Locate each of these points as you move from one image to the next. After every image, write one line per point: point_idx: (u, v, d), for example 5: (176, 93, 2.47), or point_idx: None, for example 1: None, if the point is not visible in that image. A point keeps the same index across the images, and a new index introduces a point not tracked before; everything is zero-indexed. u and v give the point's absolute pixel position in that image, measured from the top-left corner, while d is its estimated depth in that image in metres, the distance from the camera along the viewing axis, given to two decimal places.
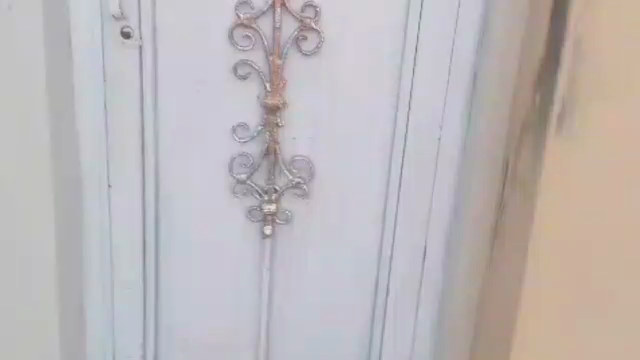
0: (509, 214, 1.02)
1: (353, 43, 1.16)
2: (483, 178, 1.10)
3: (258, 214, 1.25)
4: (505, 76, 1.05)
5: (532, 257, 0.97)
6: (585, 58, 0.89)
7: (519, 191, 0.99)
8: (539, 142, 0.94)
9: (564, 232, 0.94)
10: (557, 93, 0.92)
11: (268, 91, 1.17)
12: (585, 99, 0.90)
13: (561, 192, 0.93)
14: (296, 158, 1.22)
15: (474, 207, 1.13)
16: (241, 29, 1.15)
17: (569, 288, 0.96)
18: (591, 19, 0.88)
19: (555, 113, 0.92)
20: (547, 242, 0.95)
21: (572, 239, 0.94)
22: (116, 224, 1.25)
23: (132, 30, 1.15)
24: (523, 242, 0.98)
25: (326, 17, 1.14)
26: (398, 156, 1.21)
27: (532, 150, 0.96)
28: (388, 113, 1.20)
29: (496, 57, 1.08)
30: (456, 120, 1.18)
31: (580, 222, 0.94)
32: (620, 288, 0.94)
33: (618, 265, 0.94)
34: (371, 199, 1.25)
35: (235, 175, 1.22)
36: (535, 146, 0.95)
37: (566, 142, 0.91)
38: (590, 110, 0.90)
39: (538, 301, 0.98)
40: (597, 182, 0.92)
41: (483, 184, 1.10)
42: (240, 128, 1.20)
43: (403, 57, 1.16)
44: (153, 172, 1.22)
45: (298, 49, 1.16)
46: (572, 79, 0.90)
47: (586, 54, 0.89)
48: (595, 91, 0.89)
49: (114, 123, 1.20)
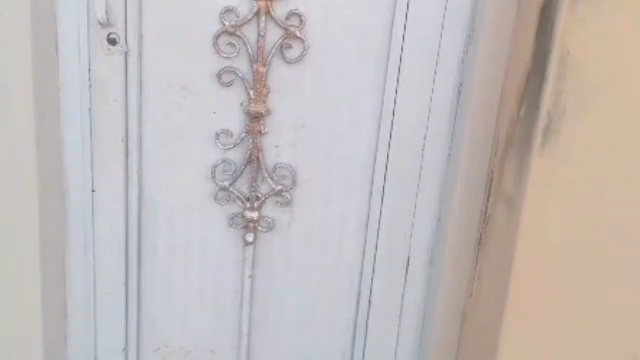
0: (494, 223, 1.03)
1: (337, 52, 1.17)
2: (464, 190, 1.12)
3: (240, 221, 1.25)
4: (493, 87, 1.07)
5: (516, 273, 0.97)
6: (576, 70, 0.90)
7: (505, 201, 0.99)
8: (525, 153, 0.95)
9: (552, 241, 0.95)
10: (542, 107, 0.92)
11: (252, 98, 1.18)
12: (573, 115, 0.91)
13: (549, 201, 0.94)
14: (279, 166, 1.22)
15: (452, 216, 1.14)
16: (225, 36, 1.16)
17: (559, 294, 0.98)
18: (582, 30, 0.89)
19: (539, 128, 0.92)
20: (536, 250, 0.96)
21: (563, 246, 0.96)
22: (99, 227, 1.26)
23: (118, 36, 1.16)
24: (508, 251, 0.98)
25: (311, 26, 1.16)
26: (382, 165, 1.22)
27: (519, 162, 0.96)
28: (372, 123, 1.21)
29: (482, 69, 1.07)
30: (439, 131, 1.20)
31: (572, 230, 0.95)
32: (608, 298, 0.97)
33: (611, 273, 0.96)
34: (354, 207, 1.26)
35: (218, 182, 1.23)
36: (521, 156, 0.96)
37: (554, 158, 0.92)
38: (575, 128, 0.91)
39: (525, 314, 0.99)
40: (587, 197, 0.93)
41: (462, 199, 1.12)
42: (223, 135, 1.21)
43: (387, 67, 1.17)
44: (136, 177, 1.23)
45: (282, 57, 1.17)
46: (558, 94, 0.91)
47: (575, 67, 0.90)
48: (586, 101, 0.90)
49: (99, 128, 1.20)
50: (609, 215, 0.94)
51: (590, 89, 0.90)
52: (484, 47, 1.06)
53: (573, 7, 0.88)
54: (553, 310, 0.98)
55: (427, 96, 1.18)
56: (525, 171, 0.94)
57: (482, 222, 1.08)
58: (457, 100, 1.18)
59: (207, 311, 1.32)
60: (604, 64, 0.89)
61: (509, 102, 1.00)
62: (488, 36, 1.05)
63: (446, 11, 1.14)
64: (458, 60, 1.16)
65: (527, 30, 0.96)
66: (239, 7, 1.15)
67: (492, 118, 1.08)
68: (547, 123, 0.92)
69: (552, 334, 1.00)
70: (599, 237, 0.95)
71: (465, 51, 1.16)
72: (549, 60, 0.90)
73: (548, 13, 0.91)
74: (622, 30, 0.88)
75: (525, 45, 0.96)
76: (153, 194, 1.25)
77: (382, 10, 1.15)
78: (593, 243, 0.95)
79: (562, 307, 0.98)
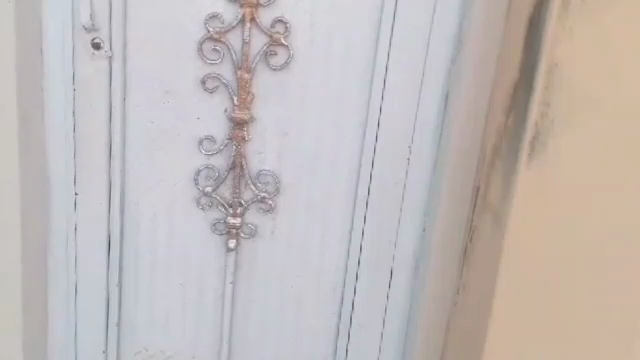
0: (480, 231, 1.03)
1: (321, 59, 1.17)
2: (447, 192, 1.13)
3: (223, 227, 1.25)
4: (480, 95, 1.07)
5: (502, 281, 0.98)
6: (565, 83, 0.90)
7: (492, 212, 1.00)
8: (513, 162, 0.95)
9: (539, 249, 0.96)
10: (530, 116, 0.93)
11: (236, 105, 1.18)
12: (562, 127, 0.91)
13: (537, 209, 0.94)
14: (262, 173, 1.23)
15: (440, 216, 1.15)
16: (210, 42, 1.16)
17: (548, 302, 0.98)
18: (572, 41, 0.89)
19: (527, 141, 0.93)
20: (523, 258, 0.96)
21: (552, 255, 0.96)
22: (81, 232, 1.25)
23: (102, 41, 1.15)
24: (495, 258, 0.98)
25: (296, 33, 1.16)
26: (366, 172, 1.22)
27: (507, 170, 0.97)
28: (357, 131, 1.21)
29: (468, 70, 1.08)
30: (425, 139, 1.20)
31: (560, 239, 0.95)
32: (595, 308, 0.97)
33: (600, 284, 0.96)
34: (338, 214, 1.26)
35: (201, 187, 1.23)
36: (508, 166, 0.96)
37: (542, 168, 0.93)
38: (563, 141, 0.92)
39: (510, 319, 0.99)
40: (573, 206, 0.94)
41: (445, 202, 1.13)
42: (207, 141, 1.21)
43: (373, 75, 1.17)
44: (119, 180, 1.23)
45: (267, 63, 1.17)
46: (546, 106, 0.92)
47: (563, 80, 0.90)
48: (573, 113, 0.91)
49: (82, 132, 1.20)
50: (597, 225, 0.94)
51: (580, 100, 0.90)
52: (472, 50, 1.07)
53: (563, 16, 0.88)
54: (540, 317, 0.99)
55: (415, 103, 1.18)
56: (513, 181, 0.95)
57: (468, 232, 1.07)
58: (444, 108, 1.18)
59: (189, 316, 1.31)
60: (592, 76, 0.89)
61: (496, 114, 1.00)
62: (475, 38, 1.07)
63: (433, 20, 1.14)
64: (445, 68, 1.16)
65: (516, 40, 0.96)
66: (224, 13, 1.15)
67: (479, 125, 1.08)
68: (535, 133, 0.92)
69: (540, 342, 1.00)
70: (588, 247, 0.95)
71: (453, 59, 1.16)
72: (538, 72, 0.91)
73: (536, 25, 0.92)
74: (613, 44, 0.88)
75: (514, 56, 0.96)
76: (136, 198, 1.25)
77: (369, 18, 1.15)
78: (582, 253, 0.95)
79: (550, 314, 0.98)
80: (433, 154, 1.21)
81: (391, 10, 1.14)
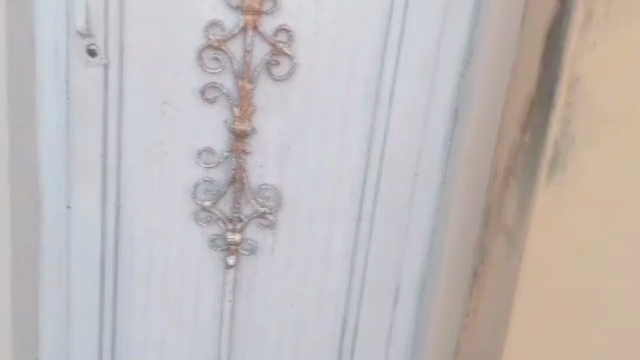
0: (491, 252, 1.00)
1: (326, 69, 1.12)
2: (458, 219, 1.07)
3: (221, 243, 1.21)
4: (494, 106, 1.00)
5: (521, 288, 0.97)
6: (585, 89, 0.89)
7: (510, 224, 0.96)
8: (531, 178, 0.94)
9: (559, 256, 0.95)
10: (550, 135, 0.91)
11: (237, 116, 1.13)
12: (581, 136, 0.91)
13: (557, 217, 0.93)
14: (263, 187, 1.18)
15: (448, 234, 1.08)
16: (210, 50, 1.11)
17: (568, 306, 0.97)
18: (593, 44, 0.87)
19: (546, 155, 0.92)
20: (540, 269, 0.95)
21: (567, 266, 0.95)
22: (75, 246, 1.20)
23: (98, 47, 1.10)
24: (513, 270, 0.97)
25: (300, 42, 1.11)
26: (372, 186, 1.18)
27: (525, 187, 0.95)
28: (362, 145, 1.16)
29: (481, 94, 1.01)
30: (432, 154, 1.16)
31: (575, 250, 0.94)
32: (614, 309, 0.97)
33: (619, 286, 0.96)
34: (341, 230, 1.21)
35: (199, 201, 1.19)
36: (528, 175, 0.94)
37: (563, 178, 0.92)
38: (581, 151, 0.91)
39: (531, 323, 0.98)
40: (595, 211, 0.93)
41: (456, 225, 1.07)
42: (206, 153, 1.16)
43: (379, 86, 1.13)
44: (114, 192, 1.18)
45: (269, 73, 1.12)
46: (565, 117, 0.90)
47: (585, 86, 0.89)
48: (594, 119, 0.90)
49: (76, 143, 1.15)
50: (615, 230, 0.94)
51: (600, 106, 0.89)
52: (482, 70, 1.01)
53: (583, 33, 0.87)
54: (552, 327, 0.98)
55: (423, 117, 1.14)
56: (534, 198, 0.93)
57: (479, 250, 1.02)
58: (454, 123, 1.14)
59: (185, 336, 1.26)
60: (612, 81, 0.89)
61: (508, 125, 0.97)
62: (486, 57, 1.00)
63: (442, 30, 1.10)
64: (455, 81, 1.12)
65: (532, 50, 0.92)
66: (225, 20, 1.10)
67: (490, 149, 1.01)
68: (555, 151, 0.91)
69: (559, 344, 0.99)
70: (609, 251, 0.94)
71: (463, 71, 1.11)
72: (559, 84, 0.89)
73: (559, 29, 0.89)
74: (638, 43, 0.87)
75: (529, 65, 0.93)
76: (132, 211, 1.20)
77: (376, 26, 1.10)
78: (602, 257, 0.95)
79: (561, 324, 0.98)
80: (441, 169, 1.17)
81: (400, 18, 1.09)
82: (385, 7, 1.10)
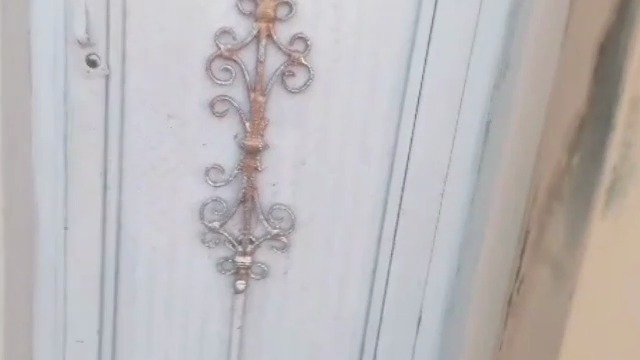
0: (533, 289, 0.91)
1: (345, 81, 1.04)
2: (494, 236, 0.98)
3: (230, 267, 1.13)
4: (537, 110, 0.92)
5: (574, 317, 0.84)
6: None
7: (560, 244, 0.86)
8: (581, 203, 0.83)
9: (620, 283, 0.83)
10: (607, 160, 0.80)
11: (248, 132, 1.05)
12: None
13: (619, 243, 0.82)
14: (276, 207, 1.10)
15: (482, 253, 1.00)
16: (220, 61, 1.03)
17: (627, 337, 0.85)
18: None
19: (606, 178, 0.80)
20: (595, 315, 0.84)
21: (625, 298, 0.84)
22: (72, 269, 1.13)
23: (99, 57, 1.02)
24: (559, 314, 0.86)
25: (318, 52, 1.03)
26: (394, 207, 1.10)
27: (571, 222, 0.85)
28: (382, 162, 1.09)
29: (522, 99, 0.93)
30: (461, 172, 1.08)
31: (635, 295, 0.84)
32: None
33: None
34: (359, 253, 1.13)
35: (207, 222, 1.11)
36: (582, 196, 0.84)
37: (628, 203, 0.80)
38: None
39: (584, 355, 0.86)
40: None
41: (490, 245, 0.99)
42: (214, 171, 1.09)
43: (403, 100, 1.05)
44: (115, 213, 1.11)
45: (284, 85, 1.04)
46: (628, 138, 0.79)
47: None
48: None
49: (75, 159, 1.07)
50: None
51: None
52: (525, 74, 0.93)
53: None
54: None
55: (451, 136, 1.06)
56: (584, 234, 0.83)
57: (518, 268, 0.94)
58: (484, 140, 1.06)
59: None
60: None
61: (558, 135, 0.87)
62: (528, 63, 0.92)
63: (475, 42, 1.02)
64: (487, 95, 1.04)
65: (583, 55, 0.84)
66: (236, 27, 1.02)
67: (531, 159, 0.93)
68: (614, 178, 0.80)
69: None
70: None
71: (496, 83, 1.03)
72: (621, 98, 0.78)
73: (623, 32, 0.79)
74: None
75: (581, 71, 0.84)
76: (134, 232, 1.12)
77: (399, 36, 1.03)
78: None
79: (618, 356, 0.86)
80: (469, 189, 1.09)
81: (428, 26, 1.01)
82: (410, 15, 1.02)
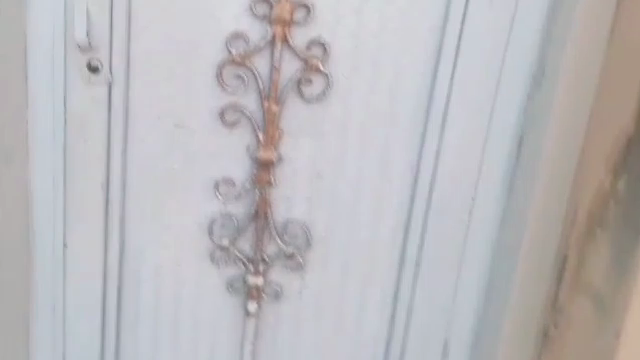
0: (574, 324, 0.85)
1: (366, 90, 0.97)
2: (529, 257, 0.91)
3: (242, 286, 1.06)
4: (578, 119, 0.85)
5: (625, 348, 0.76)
6: None
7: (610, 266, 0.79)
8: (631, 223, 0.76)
9: None
10: None
11: (261, 143, 0.98)
12: None
13: None
14: (290, 224, 1.03)
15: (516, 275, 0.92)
16: (231, 67, 0.96)
17: None
18: None
19: None
20: None
21: None
22: (72, 285, 1.07)
23: (101, 63, 0.95)
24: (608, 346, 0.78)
25: (337, 58, 0.95)
26: (418, 223, 1.02)
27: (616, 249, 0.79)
28: (406, 176, 1.01)
29: (560, 111, 0.86)
30: (492, 188, 1.01)
31: None
32: None
33: None
34: (380, 272, 1.06)
35: (216, 239, 1.04)
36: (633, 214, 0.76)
37: None
38: None
39: None
40: None
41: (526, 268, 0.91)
42: (225, 184, 1.02)
43: (429, 110, 0.97)
44: (118, 228, 1.04)
45: (299, 93, 0.97)
46: None
47: None
48: None
49: (76, 171, 1.01)
50: None
51: None
52: (564, 86, 0.85)
53: None
54: None
55: (481, 148, 0.99)
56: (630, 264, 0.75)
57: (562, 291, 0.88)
58: (517, 152, 0.99)
59: None
60: None
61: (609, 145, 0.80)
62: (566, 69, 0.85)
63: (508, 46, 0.95)
64: (520, 104, 0.97)
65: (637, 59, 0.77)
66: (249, 31, 0.95)
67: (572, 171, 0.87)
68: None
69: None
70: None
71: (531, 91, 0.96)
72: None
73: None
74: None
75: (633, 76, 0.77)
76: (138, 249, 1.05)
77: (426, 40, 0.95)
78: None
79: None
80: (500, 206, 1.01)
81: (457, 30, 0.94)
82: (438, 18, 0.94)
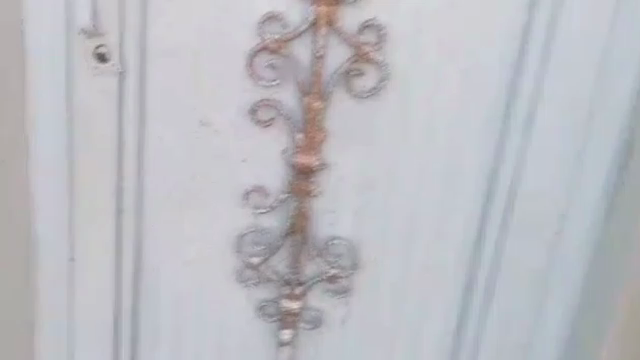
0: None
1: (430, 83, 0.80)
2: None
3: (274, 311, 0.91)
4: None
5: None
6: None
7: None
8: None
9: None
10: None
11: (299, 146, 0.82)
12: None
13: None
14: (334, 241, 0.87)
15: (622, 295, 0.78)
16: (265, 55, 0.80)
17: None
18: None
19: None
20: None
21: None
22: (80, 309, 0.90)
23: (110, 50, 0.79)
24: None
25: (395, 44, 0.79)
26: (491, 243, 0.87)
27: None
28: (479, 184, 0.85)
29: None
30: (588, 198, 0.84)
31: None
32: None
33: None
34: (440, 297, 0.90)
35: (245, 257, 0.89)
36: None
37: None
38: None
39: None
40: None
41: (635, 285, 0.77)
42: (255, 193, 0.86)
43: (509, 107, 0.81)
44: (132, 243, 0.88)
45: (347, 88, 0.80)
46: None
47: None
48: None
49: (83, 179, 0.85)
50: None
51: None
52: None
53: None
54: None
55: (573, 157, 0.83)
56: None
57: None
58: (619, 161, 0.81)
59: None
60: None
61: None
62: None
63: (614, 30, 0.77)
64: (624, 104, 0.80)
65: None
66: (288, 11, 0.78)
67: None
68: None
69: None
70: None
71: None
72: None
73: None
74: None
75: None
76: (155, 264, 0.90)
77: (505, 26, 0.78)
78: None
79: None
80: (595, 225, 0.85)
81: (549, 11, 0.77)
82: None
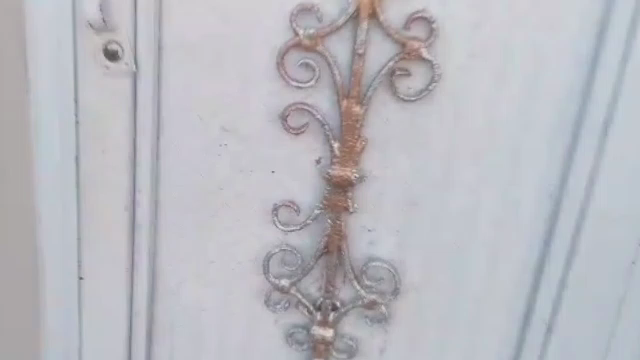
0: None
1: (489, 86, 0.70)
2: None
3: (305, 339, 0.82)
4: None
5: None
6: None
7: None
8: None
9: None
10: None
11: (335, 157, 0.72)
12: None
13: None
14: (372, 264, 0.77)
15: None
16: (298, 52, 0.70)
17: None
18: None
19: None
20: None
21: None
22: (93, 328, 0.85)
23: (121, 48, 0.71)
24: None
25: (447, 41, 0.68)
26: (554, 270, 0.76)
27: None
28: (541, 203, 0.74)
29: None
30: None
31: None
32: None
33: None
34: (493, 325, 0.80)
35: (273, 279, 0.79)
36: None
37: None
38: None
39: None
40: None
41: None
42: (285, 208, 0.77)
43: (579, 116, 0.70)
44: (147, 259, 0.81)
45: (391, 89, 0.71)
46: None
47: None
48: None
49: (91, 187, 0.77)
50: None
51: None
52: None
53: None
54: None
55: None
56: None
57: None
58: None
59: None
60: None
61: None
62: None
63: None
64: None
65: None
66: (324, 3, 0.68)
67: None
68: None
69: None
70: None
71: None
72: None
73: None
74: None
75: None
76: (174, 282, 0.82)
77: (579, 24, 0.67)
78: None
79: None
80: None
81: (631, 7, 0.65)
82: None
